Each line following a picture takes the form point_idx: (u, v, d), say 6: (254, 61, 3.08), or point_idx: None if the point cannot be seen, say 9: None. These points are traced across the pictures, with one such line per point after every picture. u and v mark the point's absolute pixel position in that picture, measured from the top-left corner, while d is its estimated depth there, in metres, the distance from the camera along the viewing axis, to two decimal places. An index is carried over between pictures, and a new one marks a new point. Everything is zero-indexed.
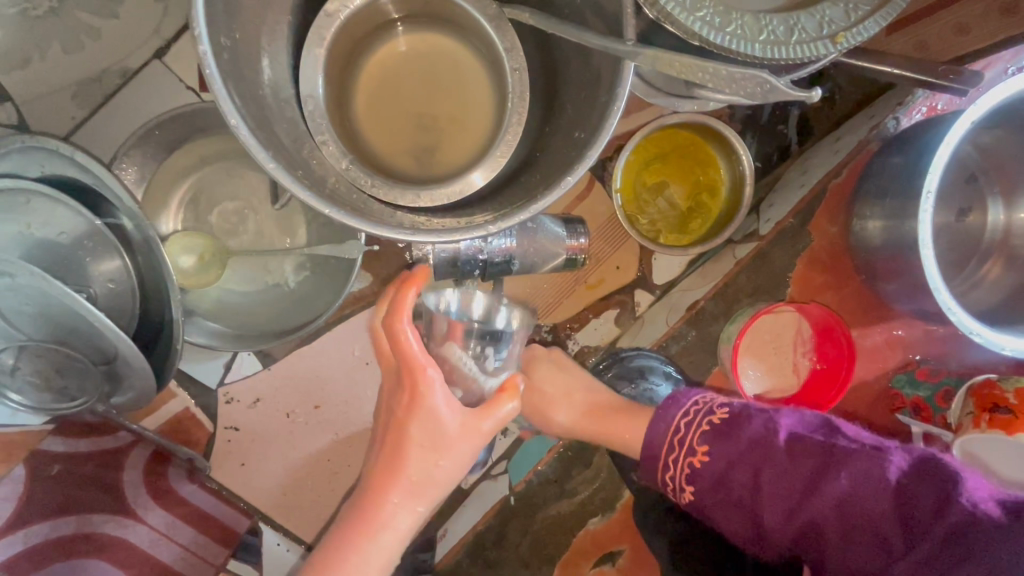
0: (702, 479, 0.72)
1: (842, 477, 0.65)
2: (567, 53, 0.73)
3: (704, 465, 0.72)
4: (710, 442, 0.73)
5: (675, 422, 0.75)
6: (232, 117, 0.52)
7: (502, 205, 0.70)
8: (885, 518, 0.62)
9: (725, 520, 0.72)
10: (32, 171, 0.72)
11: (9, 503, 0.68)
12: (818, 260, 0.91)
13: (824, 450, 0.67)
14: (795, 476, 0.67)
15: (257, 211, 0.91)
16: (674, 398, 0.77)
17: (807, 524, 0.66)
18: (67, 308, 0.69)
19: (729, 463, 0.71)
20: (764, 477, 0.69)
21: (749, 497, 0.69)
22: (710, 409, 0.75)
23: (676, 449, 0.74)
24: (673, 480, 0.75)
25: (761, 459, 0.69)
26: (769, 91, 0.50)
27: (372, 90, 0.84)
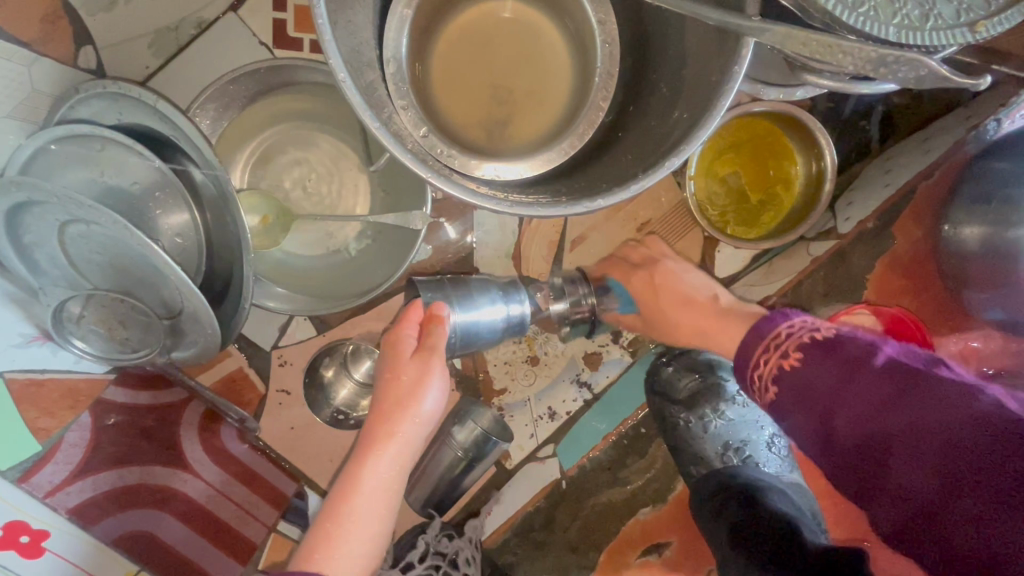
0: (786, 385, 0.57)
1: (938, 395, 0.49)
2: (664, 29, 0.69)
3: (792, 368, 0.57)
4: (805, 347, 0.57)
5: (774, 330, 0.60)
6: (341, 72, 0.51)
7: (588, 184, 0.68)
8: (979, 449, 0.46)
9: (792, 421, 0.57)
10: (109, 119, 0.71)
11: (80, 449, 0.70)
12: (900, 260, 0.89)
13: (920, 372, 0.51)
14: (890, 391, 0.51)
15: (324, 175, 0.90)
16: (786, 309, 0.62)
17: (882, 442, 0.50)
18: (140, 257, 0.68)
19: (818, 371, 0.55)
20: (849, 387, 0.53)
21: (821, 400, 0.54)
22: (816, 326, 0.58)
23: (772, 350, 0.60)
24: (758, 379, 0.60)
25: (863, 380, 0.53)
26: (924, 76, 0.48)
27: (449, 56, 0.80)
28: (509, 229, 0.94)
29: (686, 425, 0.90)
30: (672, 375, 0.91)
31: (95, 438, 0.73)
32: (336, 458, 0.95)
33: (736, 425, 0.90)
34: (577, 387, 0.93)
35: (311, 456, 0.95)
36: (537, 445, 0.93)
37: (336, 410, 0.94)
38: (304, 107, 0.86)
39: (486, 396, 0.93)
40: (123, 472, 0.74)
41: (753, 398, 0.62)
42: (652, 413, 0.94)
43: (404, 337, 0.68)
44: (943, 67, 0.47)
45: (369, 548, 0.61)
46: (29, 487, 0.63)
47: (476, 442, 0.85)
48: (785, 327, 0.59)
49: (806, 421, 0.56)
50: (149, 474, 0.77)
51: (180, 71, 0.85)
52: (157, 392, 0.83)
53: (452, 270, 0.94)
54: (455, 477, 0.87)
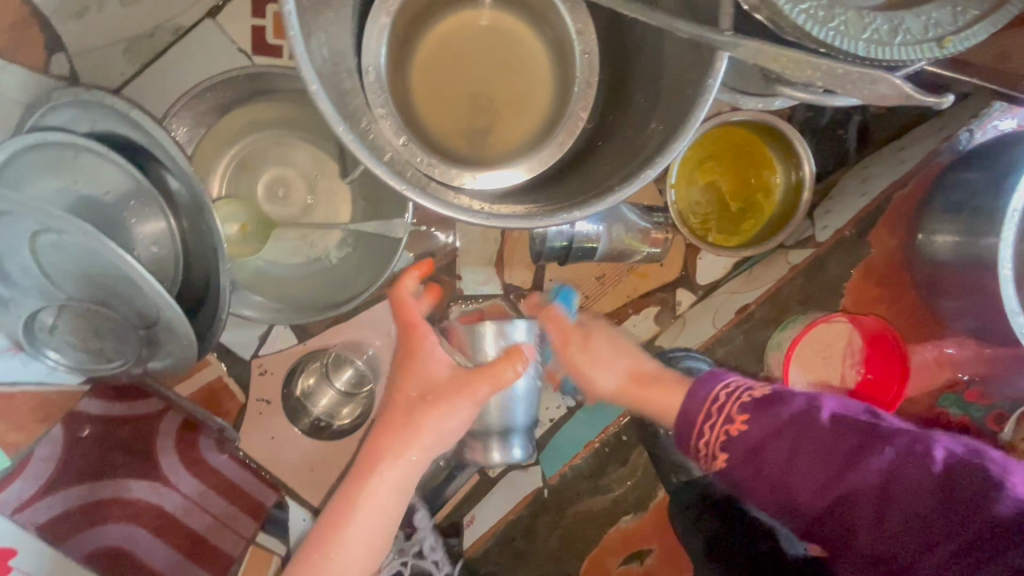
0: (735, 450, 0.63)
1: (890, 457, 0.57)
2: (641, 40, 0.70)
3: (739, 435, 0.62)
4: (746, 410, 0.63)
5: (709, 389, 0.66)
6: (313, 84, 0.50)
7: (566, 194, 0.68)
8: (939, 507, 0.54)
9: (751, 482, 0.63)
10: (82, 127, 0.70)
11: (50, 464, 0.69)
12: (873, 272, 0.89)
13: (868, 428, 0.59)
14: (850, 455, 0.58)
15: (304, 183, 0.89)
16: (714, 371, 0.67)
17: (851, 503, 0.57)
18: (114, 268, 0.67)
19: (766, 432, 0.62)
20: (803, 452, 0.60)
21: (779, 476, 0.61)
22: (745, 385, 0.65)
23: (714, 417, 0.64)
24: (707, 447, 0.65)
25: (811, 435, 0.60)
26: (891, 92, 0.49)
27: (428, 65, 0.80)
28: (491, 237, 0.94)
29: (665, 434, 0.89)
30: None
31: (67, 453, 0.72)
32: (316, 467, 0.94)
33: None
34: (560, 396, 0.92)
35: (290, 466, 0.94)
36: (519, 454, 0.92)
37: (315, 419, 0.94)
38: (283, 114, 0.86)
39: None
40: (96, 487, 0.73)
41: (699, 460, 0.66)
42: (633, 421, 0.92)
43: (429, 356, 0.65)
44: (908, 83, 0.48)
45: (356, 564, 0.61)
46: None
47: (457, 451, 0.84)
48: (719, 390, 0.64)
49: (754, 478, 0.62)
50: (123, 488, 0.76)
51: (157, 78, 0.85)
52: (134, 402, 0.82)
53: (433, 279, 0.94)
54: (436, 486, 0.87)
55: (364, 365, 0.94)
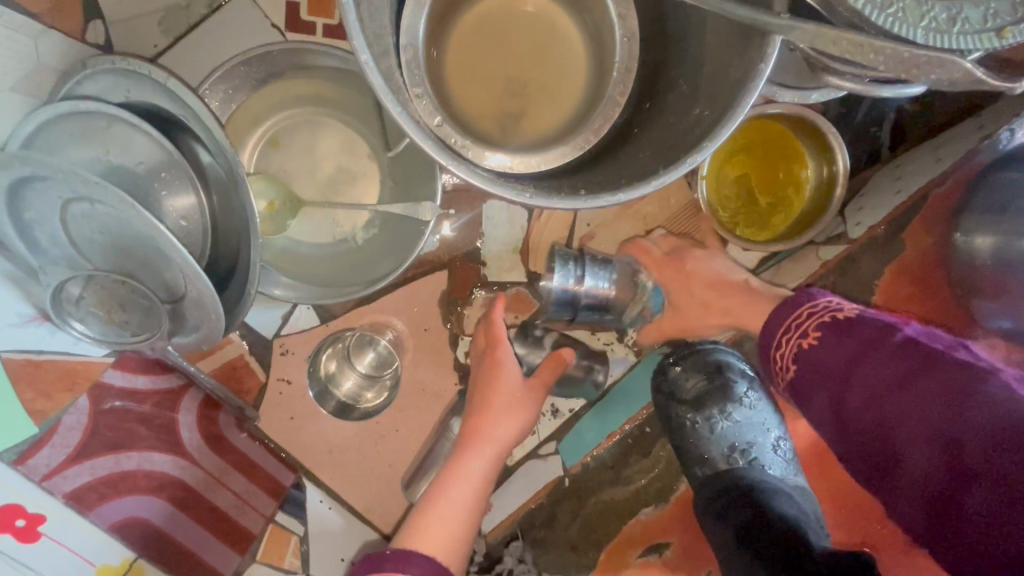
0: (805, 361, 0.65)
1: (974, 383, 0.54)
2: (684, 25, 0.69)
3: (813, 349, 0.64)
4: (823, 328, 0.64)
5: (788, 314, 0.68)
6: (364, 54, 0.50)
7: (604, 179, 0.67)
8: (977, 432, 0.52)
9: (806, 394, 0.65)
10: (116, 95, 0.70)
11: (77, 433, 0.69)
12: (907, 270, 0.90)
13: (937, 356, 0.58)
14: (935, 392, 0.55)
15: (333, 162, 0.88)
16: (812, 291, 0.69)
17: (882, 423, 0.58)
18: (144, 239, 0.66)
19: (838, 350, 0.63)
20: (871, 369, 0.60)
21: (838, 390, 0.62)
22: (837, 307, 0.66)
23: (793, 332, 0.67)
24: (780, 361, 0.68)
25: (887, 351, 0.60)
26: (956, 78, 0.48)
27: (464, 46, 0.79)
28: (518, 223, 0.93)
29: (692, 425, 0.89)
30: (682, 373, 0.90)
31: (94, 424, 0.71)
32: (335, 449, 0.94)
33: (744, 426, 0.88)
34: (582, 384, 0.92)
35: (310, 445, 0.93)
36: (539, 442, 0.92)
37: (342, 400, 0.94)
38: (313, 91, 0.85)
39: None
40: (121, 458, 0.73)
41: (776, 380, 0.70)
42: (658, 413, 0.93)
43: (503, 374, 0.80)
44: (976, 68, 0.47)
45: (463, 519, 0.71)
46: (24, 471, 0.61)
47: None
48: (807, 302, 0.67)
49: (822, 401, 0.63)
50: (147, 461, 0.76)
51: (189, 50, 0.84)
52: (156, 376, 0.81)
53: (458, 264, 0.94)
54: None
55: (386, 347, 0.94)
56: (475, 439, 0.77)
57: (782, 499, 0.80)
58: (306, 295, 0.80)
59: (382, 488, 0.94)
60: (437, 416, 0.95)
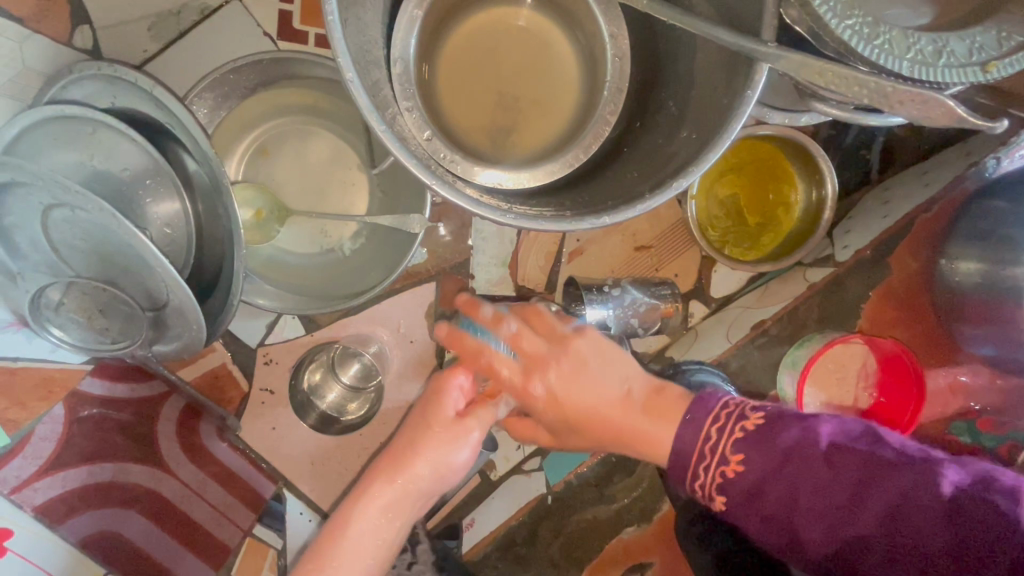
0: (735, 493, 0.57)
1: (907, 484, 0.51)
2: (675, 47, 0.69)
3: (737, 477, 0.57)
4: (740, 448, 0.57)
5: (701, 426, 0.59)
6: (349, 71, 0.49)
7: (592, 199, 0.66)
8: (925, 535, 0.50)
9: (744, 521, 0.58)
10: (102, 101, 0.69)
11: (50, 443, 0.68)
12: (893, 293, 0.88)
13: (869, 459, 0.53)
14: (884, 502, 0.52)
15: (323, 171, 0.88)
16: (703, 397, 0.60)
17: (844, 543, 0.53)
18: (126, 248, 0.65)
19: (765, 472, 0.56)
20: (807, 485, 0.54)
21: (782, 515, 0.55)
22: (741, 411, 0.59)
23: (707, 456, 0.58)
24: (703, 489, 0.59)
25: (806, 468, 0.54)
26: (942, 109, 0.48)
27: (456, 61, 0.79)
28: (507, 237, 0.93)
29: None
30: None
31: (69, 433, 0.70)
32: (316, 462, 0.92)
33: None
34: None
35: (292, 457, 0.92)
36: (522, 458, 0.91)
37: (325, 412, 0.93)
38: (304, 100, 0.84)
39: None
40: (95, 470, 0.72)
41: (697, 498, 0.61)
42: None
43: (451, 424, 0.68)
44: (959, 104, 0.47)
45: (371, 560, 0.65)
46: None
47: None
48: (718, 408, 0.59)
49: (758, 524, 0.57)
50: (123, 472, 0.75)
51: (179, 56, 0.83)
52: (135, 385, 0.80)
53: (446, 277, 0.93)
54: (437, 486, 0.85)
55: (371, 360, 0.93)
56: (381, 474, 0.67)
57: None
58: (292, 305, 0.79)
59: None
60: None
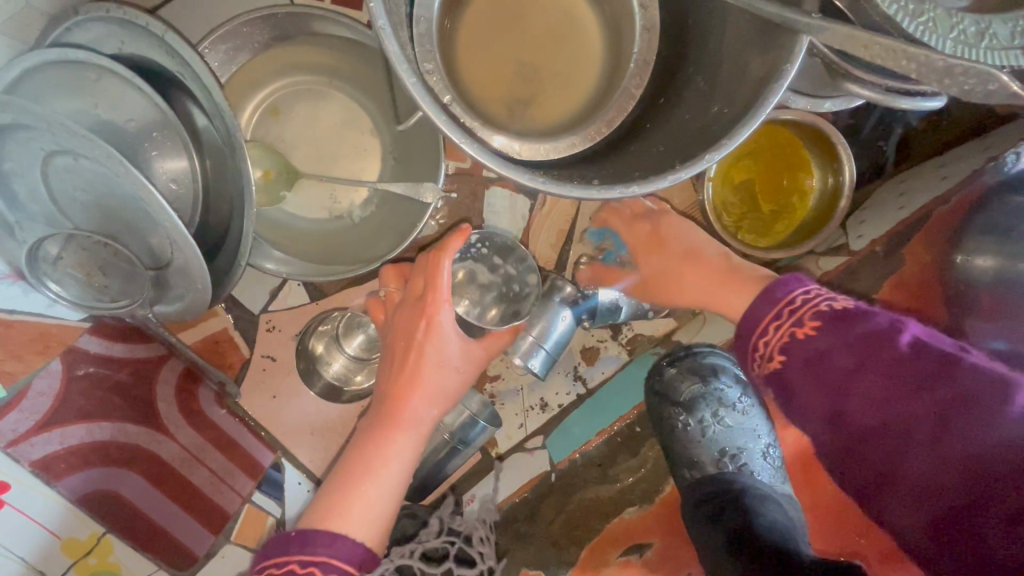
0: (795, 349, 0.56)
1: (976, 389, 0.49)
2: (706, 21, 0.67)
3: (807, 338, 0.56)
4: (821, 315, 0.56)
5: (783, 294, 0.59)
6: (380, 18, 0.47)
7: (615, 172, 0.65)
8: (989, 440, 0.48)
9: (792, 386, 0.57)
10: (109, 46, 0.67)
11: (47, 399, 0.66)
12: (906, 285, 0.90)
13: (947, 361, 0.51)
14: (955, 410, 0.49)
15: (336, 135, 0.85)
16: (797, 277, 0.61)
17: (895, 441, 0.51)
18: (129, 199, 0.62)
19: (836, 341, 0.55)
20: (869, 376, 0.53)
21: (840, 379, 0.54)
22: (815, 305, 0.57)
23: (785, 315, 0.58)
24: (765, 349, 0.59)
25: (869, 372, 0.53)
26: (988, 88, 0.47)
27: (478, 24, 0.76)
28: (519, 213, 0.92)
29: (684, 427, 0.89)
30: (677, 371, 0.89)
31: (65, 391, 0.68)
32: (317, 432, 0.91)
33: (735, 432, 0.90)
34: (572, 380, 0.91)
35: (290, 429, 0.91)
36: (525, 436, 0.91)
37: (330, 381, 0.91)
38: (317, 60, 0.81)
39: (479, 382, 0.89)
40: (93, 429, 0.70)
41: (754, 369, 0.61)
42: (650, 413, 0.92)
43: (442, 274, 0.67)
44: (1010, 83, 0.46)
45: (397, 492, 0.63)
46: None
47: (463, 426, 0.82)
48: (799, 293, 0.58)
49: (808, 384, 0.56)
50: (121, 433, 0.73)
51: (189, 6, 0.80)
52: (134, 344, 0.78)
53: None
54: (440, 459, 0.85)
55: (377, 331, 0.90)
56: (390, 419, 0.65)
57: (769, 507, 0.80)
58: (309, 272, 0.78)
59: None
60: None
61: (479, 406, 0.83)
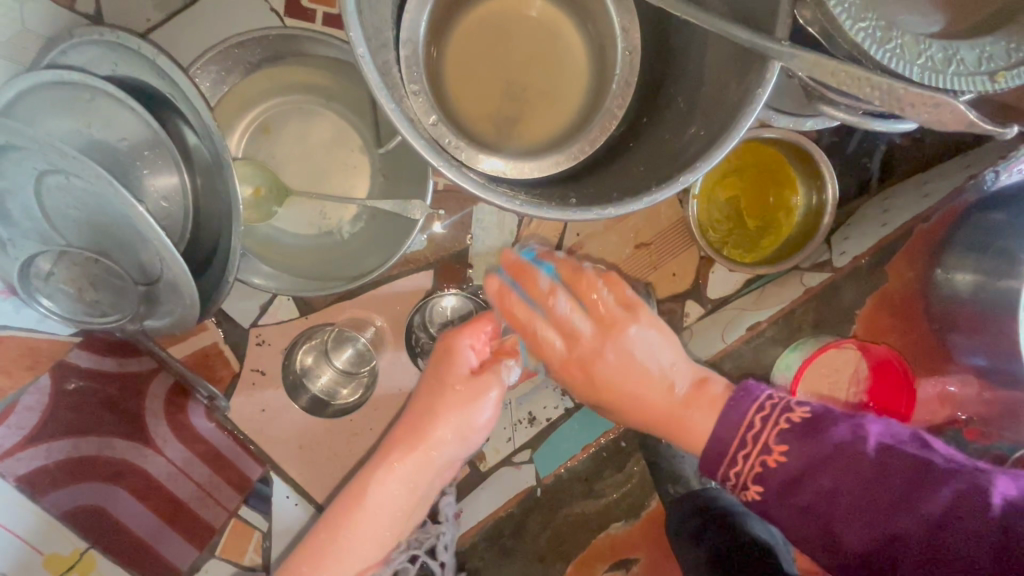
0: (771, 477, 0.57)
1: (940, 493, 0.52)
2: (686, 44, 0.69)
3: (779, 464, 0.57)
4: (784, 434, 0.57)
5: (739, 411, 0.60)
6: (360, 48, 0.49)
7: (596, 191, 0.66)
8: (958, 544, 0.50)
9: (784, 506, 0.57)
10: (102, 68, 0.68)
11: (35, 413, 0.67)
12: (887, 301, 0.91)
13: (915, 466, 0.54)
14: (944, 518, 0.51)
15: (326, 152, 0.87)
16: (748, 385, 0.62)
17: (889, 553, 0.52)
18: (118, 217, 0.63)
19: (808, 458, 0.56)
20: (852, 489, 0.54)
21: (830, 500, 0.55)
22: (787, 404, 0.59)
23: (749, 442, 0.58)
24: (737, 477, 0.59)
25: (846, 472, 0.55)
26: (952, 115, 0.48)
27: (464, 48, 0.78)
28: (507, 228, 0.93)
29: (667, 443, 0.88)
30: None
31: (54, 404, 0.69)
32: (305, 446, 0.91)
33: None
34: (560, 395, 0.91)
35: (277, 442, 0.90)
36: (512, 451, 0.90)
37: (315, 396, 0.92)
38: (308, 80, 0.83)
39: None
40: (80, 443, 0.71)
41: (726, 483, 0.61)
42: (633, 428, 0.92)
43: (462, 350, 0.69)
44: (965, 111, 0.49)
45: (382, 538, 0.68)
46: None
47: None
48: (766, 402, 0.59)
49: (806, 510, 0.56)
50: (109, 447, 0.74)
51: (184, 28, 0.82)
52: (123, 359, 0.79)
53: (445, 265, 0.93)
54: None
55: (366, 345, 0.92)
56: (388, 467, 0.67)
57: (752, 523, 0.81)
58: (295, 288, 0.79)
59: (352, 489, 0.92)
60: None
61: None
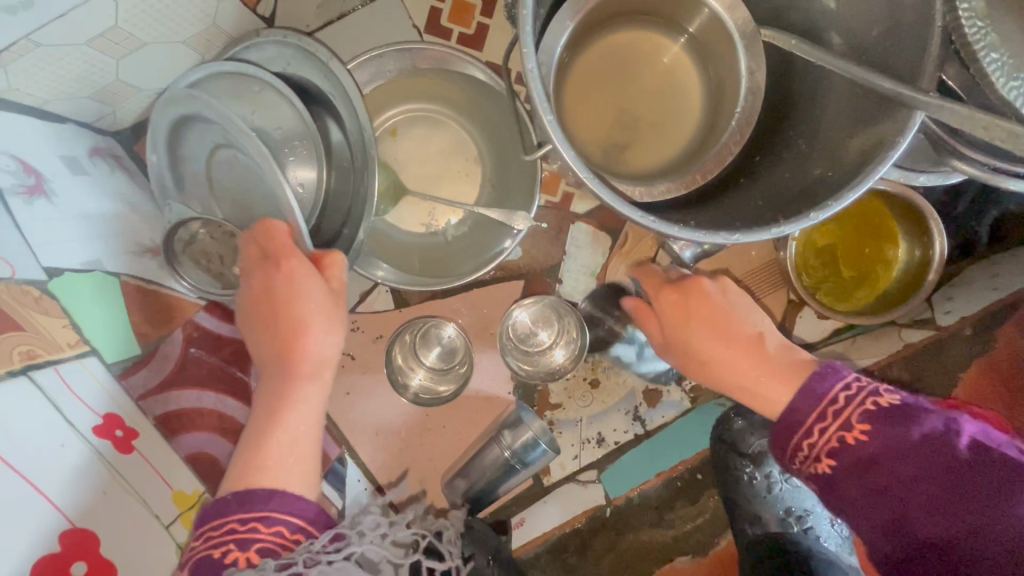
0: (845, 458, 0.58)
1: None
2: (809, 90, 0.71)
3: (855, 443, 0.58)
4: (870, 416, 0.58)
5: (809, 405, 0.60)
6: (531, 62, 0.54)
7: (713, 222, 0.68)
8: None
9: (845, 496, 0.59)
10: (272, 65, 0.77)
11: (169, 361, 0.74)
12: (997, 367, 0.88)
13: (994, 461, 0.54)
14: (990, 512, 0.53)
15: (442, 159, 0.92)
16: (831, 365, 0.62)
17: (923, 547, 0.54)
18: (266, 197, 0.67)
19: (883, 446, 0.57)
20: (923, 482, 0.55)
21: (890, 491, 0.56)
22: (868, 397, 0.59)
23: (829, 418, 0.59)
24: (811, 449, 0.60)
25: (914, 468, 0.56)
26: None
27: (591, 76, 0.82)
28: (601, 249, 0.96)
29: (750, 479, 0.89)
30: (744, 426, 0.91)
31: (183, 357, 0.76)
32: (381, 433, 0.94)
33: (801, 492, 0.89)
34: (631, 420, 0.93)
35: (357, 426, 0.94)
36: (578, 468, 0.93)
37: (419, 395, 0.94)
38: (438, 92, 0.90)
39: (540, 408, 0.94)
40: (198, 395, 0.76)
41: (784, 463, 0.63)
42: (714, 460, 0.93)
43: None
44: None
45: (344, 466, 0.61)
46: (126, 385, 0.66)
47: (525, 446, 0.85)
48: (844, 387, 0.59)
49: (856, 494, 0.58)
50: (220, 404, 0.79)
51: (335, 35, 0.90)
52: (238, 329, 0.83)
53: (537, 277, 0.96)
54: (497, 477, 0.87)
55: (451, 339, 0.93)
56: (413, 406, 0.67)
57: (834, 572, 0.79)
58: (403, 282, 0.83)
59: (421, 483, 0.95)
60: (487, 422, 0.95)
61: (542, 429, 0.86)
